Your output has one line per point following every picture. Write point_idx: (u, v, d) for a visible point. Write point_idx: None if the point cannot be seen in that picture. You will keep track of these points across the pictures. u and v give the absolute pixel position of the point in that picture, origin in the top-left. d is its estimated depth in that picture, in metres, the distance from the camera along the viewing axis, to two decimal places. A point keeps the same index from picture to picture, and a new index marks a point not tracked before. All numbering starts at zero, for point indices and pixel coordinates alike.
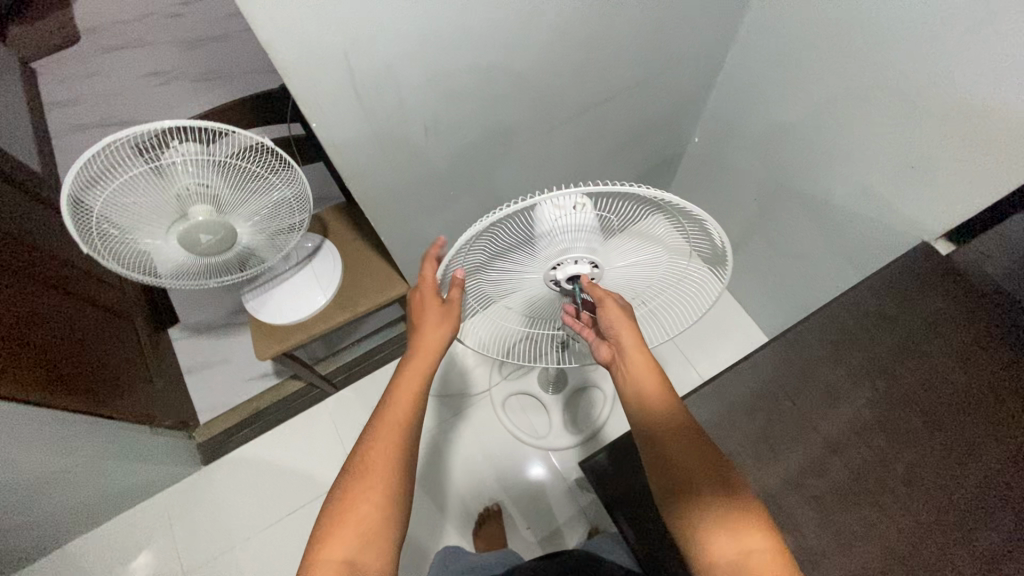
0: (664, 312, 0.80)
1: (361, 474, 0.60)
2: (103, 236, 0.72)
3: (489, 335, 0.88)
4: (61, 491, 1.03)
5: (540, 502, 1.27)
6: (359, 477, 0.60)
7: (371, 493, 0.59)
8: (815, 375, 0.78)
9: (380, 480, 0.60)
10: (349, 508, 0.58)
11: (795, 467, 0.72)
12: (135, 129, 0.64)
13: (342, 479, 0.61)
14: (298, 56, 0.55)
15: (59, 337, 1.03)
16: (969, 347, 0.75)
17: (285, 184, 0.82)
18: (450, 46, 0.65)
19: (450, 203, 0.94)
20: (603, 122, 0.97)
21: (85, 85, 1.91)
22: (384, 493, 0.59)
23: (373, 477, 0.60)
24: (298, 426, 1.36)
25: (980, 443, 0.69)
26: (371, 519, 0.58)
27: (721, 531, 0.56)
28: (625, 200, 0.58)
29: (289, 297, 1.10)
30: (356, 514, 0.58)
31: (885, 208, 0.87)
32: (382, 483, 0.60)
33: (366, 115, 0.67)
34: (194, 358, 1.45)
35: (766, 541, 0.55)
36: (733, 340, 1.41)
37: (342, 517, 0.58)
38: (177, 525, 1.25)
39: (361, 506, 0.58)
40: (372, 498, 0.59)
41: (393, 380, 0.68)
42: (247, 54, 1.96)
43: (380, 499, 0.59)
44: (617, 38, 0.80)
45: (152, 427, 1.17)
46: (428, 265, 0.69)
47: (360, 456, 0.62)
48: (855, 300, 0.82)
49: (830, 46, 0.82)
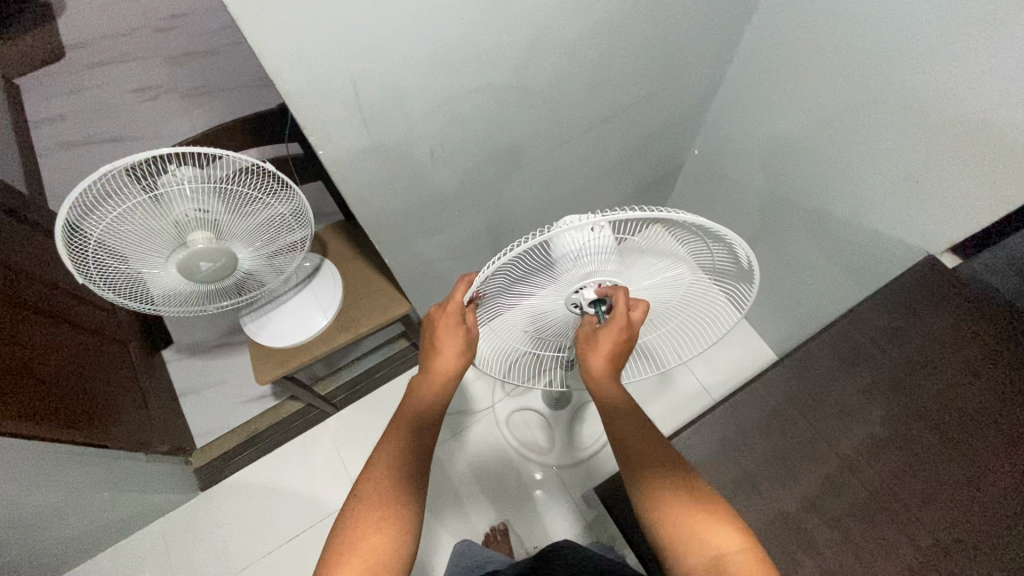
0: (681, 331, 0.79)
1: (374, 502, 0.58)
2: (98, 264, 0.70)
3: (492, 351, 0.80)
4: (52, 525, 1.00)
5: (545, 520, 1.25)
6: (372, 505, 0.58)
7: (386, 524, 0.57)
8: (829, 397, 0.84)
9: (393, 510, 0.58)
10: (360, 537, 0.56)
11: (812, 488, 0.77)
12: (130, 160, 0.61)
13: (351, 507, 0.58)
14: (305, 85, 0.54)
15: (51, 365, 1.00)
16: (980, 363, 0.78)
17: (284, 203, 0.78)
18: (457, 71, 0.64)
19: (455, 224, 0.93)
20: (607, 139, 0.97)
21: (72, 102, 1.87)
22: (398, 524, 0.57)
23: (388, 507, 0.58)
24: (297, 448, 1.33)
25: (994, 459, 0.71)
26: (384, 551, 0.55)
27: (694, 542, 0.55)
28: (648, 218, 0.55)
29: (289, 320, 1.09)
30: (368, 543, 0.55)
31: (888, 224, 0.87)
32: (397, 514, 0.58)
33: (370, 140, 0.66)
34: (190, 380, 1.42)
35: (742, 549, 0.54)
36: (735, 352, 1.40)
37: (352, 548, 0.55)
38: (174, 554, 1.21)
39: (374, 536, 0.56)
40: (386, 528, 0.56)
41: (407, 404, 0.67)
42: (238, 69, 1.94)
43: (393, 530, 0.57)
44: (622, 57, 0.80)
45: (146, 454, 1.15)
46: (459, 289, 0.64)
47: (373, 483, 0.60)
48: (864, 319, 0.87)
49: (828, 64, 0.83)
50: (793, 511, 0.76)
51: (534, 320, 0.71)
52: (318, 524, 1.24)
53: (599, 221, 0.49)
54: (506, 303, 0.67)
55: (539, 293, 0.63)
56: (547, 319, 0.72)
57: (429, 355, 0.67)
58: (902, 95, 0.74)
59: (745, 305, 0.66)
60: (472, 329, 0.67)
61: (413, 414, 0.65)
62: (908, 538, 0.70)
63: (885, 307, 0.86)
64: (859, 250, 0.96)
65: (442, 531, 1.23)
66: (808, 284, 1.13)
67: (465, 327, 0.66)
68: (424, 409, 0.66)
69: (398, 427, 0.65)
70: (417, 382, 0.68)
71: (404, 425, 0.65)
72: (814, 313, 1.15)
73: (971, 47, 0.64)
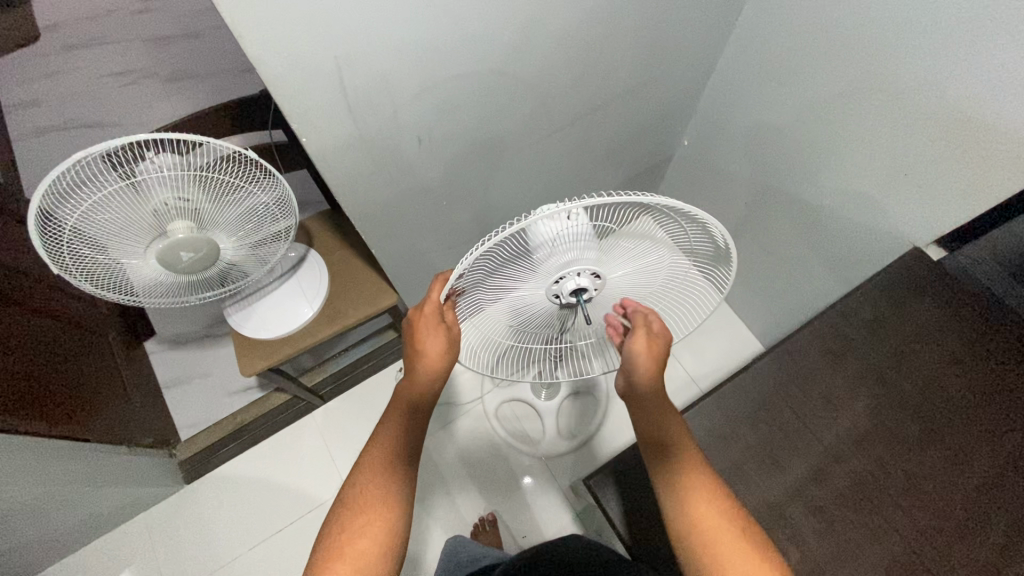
0: (666, 321, 0.79)
1: (360, 507, 0.58)
2: (75, 254, 0.68)
3: (481, 344, 0.80)
4: (33, 521, 0.98)
5: (534, 510, 1.26)
6: (358, 510, 0.57)
7: (372, 528, 0.56)
8: (814, 387, 0.84)
9: (380, 515, 0.57)
10: (346, 543, 0.55)
11: (797, 478, 0.78)
12: (106, 146, 0.59)
13: (336, 514, 0.58)
14: (290, 71, 0.53)
15: (31, 357, 0.98)
16: (961, 351, 0.80)
17: (265, 192, 0.76)
18: (446, 58, 0.63)
19: (444, 214, 0.92)
20: (597, 128, 0.96)
21: (46, 86, 1.81)
22: (385, 528, 0.57)
23: (374, 511, 0.57)
24: (285, 440, 1.32)
25: (973, 448, 0.73)
26: (370, 556, 0.55)
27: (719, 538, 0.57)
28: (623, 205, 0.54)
29: (273, 311, 1.07)
30: (355, 549, 0.55)
31: (875, 216, 0.88)
32: (383, 518, 0.57)
33: (355, 127, 0.64)
34: (173, 372, 1.40)
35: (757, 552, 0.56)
36: (723, 343, 1.41)
37: (338, 555, 0.55)
38: (159, 548, 1.20)
39: (360, 541, 0.56)
40: (373, 533, 0.56)
41: (391, 408, 0.66)
42: (220, 53, 1.89)
43: (380, 534, 0.56)
44: (614, 44, 0.79)
45: (131, 448, 1.13)
46: (435, 287, 0.63)
47: (358, 488, 0.59)
48: (851, 309, 0.88)
49: (819, 55, 0.82)
50: (779, 501, 0.77)
51: (516, 313, 0.71)
52: (308, 515, 1.24)
53: (574, 207, 0.48)
54: (487, 299, 0.66)
55: (519, 285, 0.62)
56: (529, 312, 0.71)
57: (411, 358, 0.66)
58: (893, 86, 0.74)
59: (725, 286, 0.67)
60: (454, 328, 0.65)
61: (398, 418, 0.65)
62: (891, 527, 0.71)
63: (872, 298, 0.87)
64: (845, 242, 0.96)
65: (432, 522, 1.23)
66: (794, 275, 1.14)
67: (447, 326, 0.64)
68: (411, 412, 0.65)
69: (384, 432, 0.64)
70: (401, 386, 0.67)
71: (390, 429, 0.64)
72: (801, 303, 1.16)
73: (962, 41, 0.63)
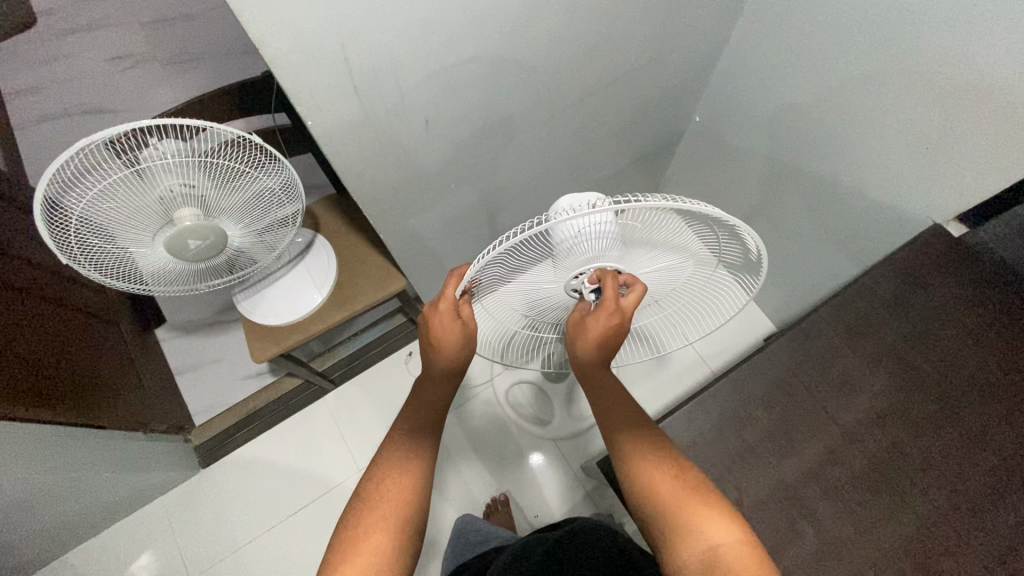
0: (686, 312, 0.78)
1: (374, 503, 0.58)
2: (82, 243, 0.67)
3: (493, 332, 0.81)
4: (56, 504, 1.01)
5: (543, 491, 1.27)
6: (373, 507, 0.58)
7: (385, 524, 0.56)
8: (832, 369, 0.84)
9: (394, 512, 0.57)
10: (360, 538, 0.55)
11: (815, 458, 0.79)
12: (107, 134, 0.57)
13: (352, 511, 0.59)
14: (293, 55, 0.51)
15: (47, 345, 0.99)
16: (980, 330, 0.78)
17: (270, 175, 0.74)
18: (452, 36, 0.61)
19: (451, 195, 0.90)
20: (607, 107, 0.94)
21: (47, 71, 1.79)
22: (397, 524, 0.57)
23: (388, 508, 0.58)
24: (298, 424, 1.34)
25: (992, 427, 0.72)
26: (382, 551, 0.54)
27: (687, 512, 0.55)
28: (654, 212, 0.52)
29: (281, 297, 1.07)
30: (368, 544, 0.55)
31: (889, 195, 0.85)
32: (396, 515, 0.57)
33: (361, 110, 0.63)
34: (185, 358, 1.41)
35: (726, 531, 0.53)
36: (733, 325, 1.41)
37: (352, 549, 0.54)
38: (179, 528, 1.23)
39: (374, 536, 0.55)
40: (386, 529, 0.56)
41: (408, 408, 0.67)
42: (219, 35, 1.86)
43: (391, 530, 0.56)
44: (624, 21, 0.77)
45: (146, 432, 1.15)
46: (451, 283, 0.60)
47: (374, 484, 0.60)
48: (870, 287, 0.87)
49: (835, 28, 0.79)
50: (793, 481, 0.78)
51: (532, 304, 0.70)
52: (322, 498, 1.26)
53: (600, 212, 0.46)
54: (503, 290, 0.65)
55: (539, 278, 0.61)
56: (546, 303, 0.70)
57: (427, 353, 0.64)
58: (913, 61, 0.71)
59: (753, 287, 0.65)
60: (470, 323, 0.63)
61: (415, 415, 0.66)
62: (909, 508, 0.71)
63: (892, 279, 0.85)
64: (859, 221, 0.94)
65: (444, 504, 1.24)
66: (807, 255, 1.13)
67: (462, 322, 0.62)
68: (427, 408, 0.66)
69: (401, 431, 0.65)
70: (421, 386, 0.67)
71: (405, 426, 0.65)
72: (815, 283, 1.15)
73: (981, 17, 0.61)
